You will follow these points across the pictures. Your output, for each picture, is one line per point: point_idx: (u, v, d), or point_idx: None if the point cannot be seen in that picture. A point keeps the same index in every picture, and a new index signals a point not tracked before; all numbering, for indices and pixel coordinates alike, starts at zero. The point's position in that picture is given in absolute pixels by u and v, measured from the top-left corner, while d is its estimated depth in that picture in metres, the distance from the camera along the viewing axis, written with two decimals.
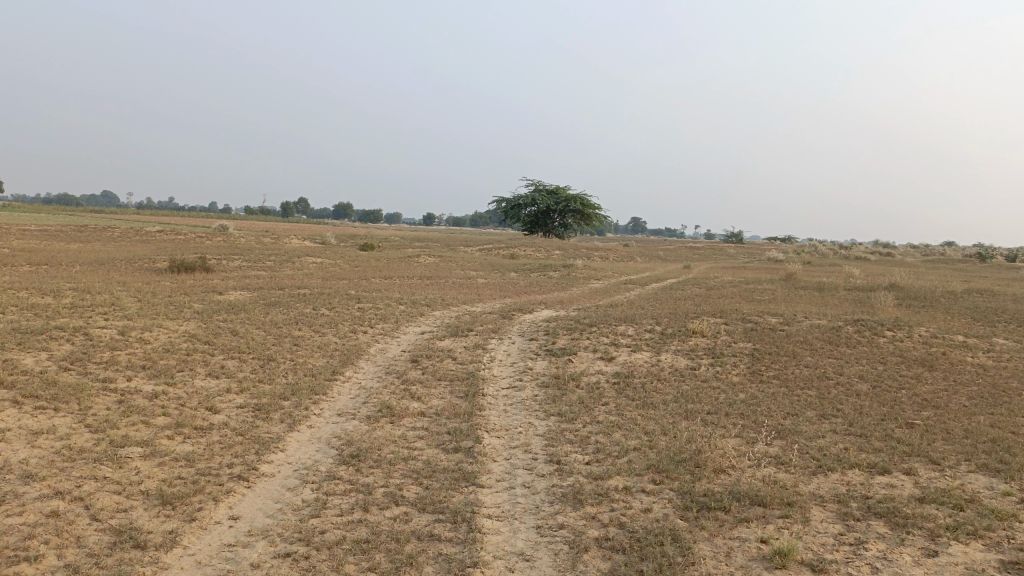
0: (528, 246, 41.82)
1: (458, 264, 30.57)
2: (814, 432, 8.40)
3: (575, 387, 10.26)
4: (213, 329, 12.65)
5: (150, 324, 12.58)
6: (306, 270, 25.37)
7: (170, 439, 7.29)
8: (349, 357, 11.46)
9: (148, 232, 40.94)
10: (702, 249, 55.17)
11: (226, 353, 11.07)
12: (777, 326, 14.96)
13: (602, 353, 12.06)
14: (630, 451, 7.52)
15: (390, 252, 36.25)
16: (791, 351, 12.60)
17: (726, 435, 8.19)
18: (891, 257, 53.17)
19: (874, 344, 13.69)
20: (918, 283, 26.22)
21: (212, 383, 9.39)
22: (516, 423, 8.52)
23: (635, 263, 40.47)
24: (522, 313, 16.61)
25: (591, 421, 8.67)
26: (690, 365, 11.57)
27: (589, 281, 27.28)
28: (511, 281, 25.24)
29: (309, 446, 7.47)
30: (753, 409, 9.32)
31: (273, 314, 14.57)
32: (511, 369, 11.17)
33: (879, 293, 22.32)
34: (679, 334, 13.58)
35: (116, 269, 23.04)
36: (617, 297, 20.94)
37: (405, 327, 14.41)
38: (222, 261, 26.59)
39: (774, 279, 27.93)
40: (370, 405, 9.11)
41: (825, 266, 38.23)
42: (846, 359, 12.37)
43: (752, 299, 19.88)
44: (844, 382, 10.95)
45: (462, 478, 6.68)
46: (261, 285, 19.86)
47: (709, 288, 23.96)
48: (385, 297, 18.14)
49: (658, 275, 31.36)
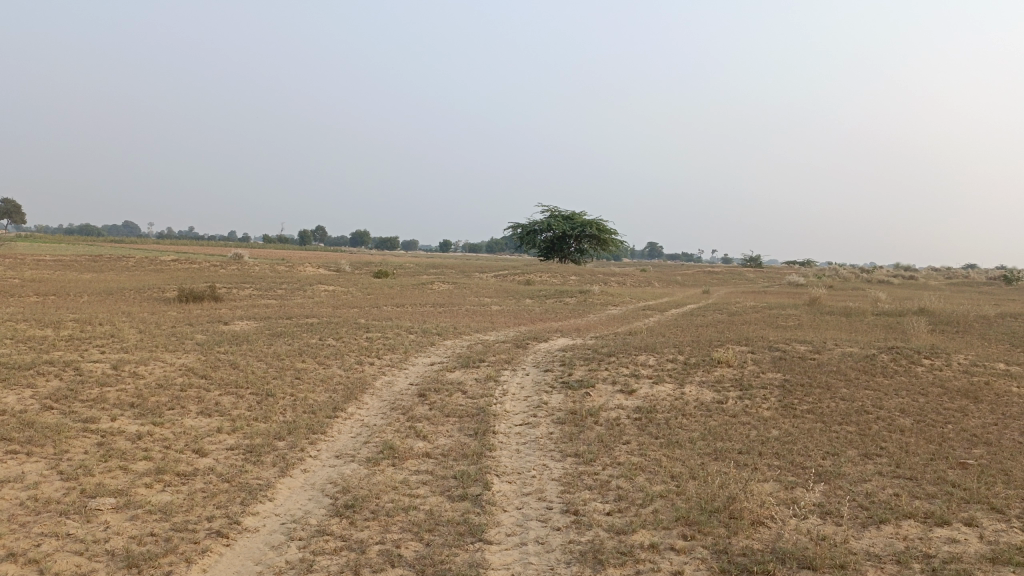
0: (545, 272, 41.20)
1: (472, 292, 29.96)
2: (858, 476, 7.62)
3: (593, 423, 9.53)
4: (212, 362, 12.05)
5: (146, 357, 12.00)
6: (318, 299, 24.82)
7: (148, 487, 6.65)
8: (352, 391, 10.79)
9: (162, 261, 40.69)
10: (720, 274, 54.27)
11: (222, 388, 10.43)
12: (807, 354, 14.14)
13: (622, 386, 11.31)
14: (655, 499, 6.77)
15: (404, 279, 35.71)
16: (824, 382, 11.78)
17: (762, 479, 7.42)
18: (915, 279, 52.01)
19: (913, 374, 12.83)
20: (949, 307, 25.28)
21: (203, 422, 8.75)
22: (529, 465, 7.79)
23: (654, 288, 39.63)
24: (537, 342, 15.91)
25: (612, 462, 7.93)
26: (716, 399, 10.80)
27: (606, 308, 26.58)
28: (526, 308, 24.59)
29: (300, 494, 6.79)
30: (789, 448, 8.54)
31: (277, 345, 13.97)
32: (525, 404, 10.45)
33: (910, 317, 21.39)
34: (703, 364, 12.81)
35: (124, 298, 22.61)
36: (637, 324, 20.16)
37: (414, 358, 13.75)
38: (232, 290, 26.16)
39: (798, 304, 27.03)
40: (371, 444, 8.42)
41: (848, 290, 37.21)
42: (884, 391, 11.53)
43: (778, 326, 19.04)
44: (885, 416, 10.14)
45: (468, 532, 5.96)
46: (269, 314, 19.30)
47: (731, 314, 23.14)
48: (395, 325, 17.51)
49: (678, 301, 30.51)
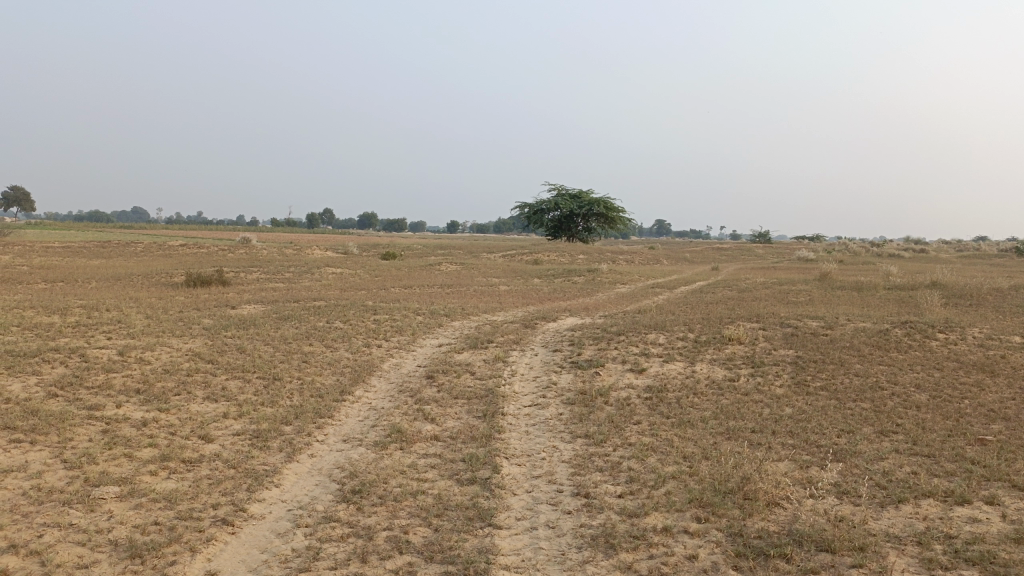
0: (553, 251, 41.00)
1: (480, 272, 29.79)
2: (875, 455, 7.46)
3: (604, 404, 9.39)
4: (218, 346, 11.96)
5: (153, 343, 11.92)
6: (325, 282, 24.71)
7: (152, 475, 6.56)
8: (359, 374, 10.68)
9: (170, 246, 40.65)
10: (729, 250, 53.94)
11: (228, 373, 10.35)
12: (819, 331, 13.95)
13: (632, 365, 11.16)
14: (668, 480, 6.64)
15: (412, 260, 35.57)
16: (838, 358, 11.60)
17: (776, 459, 7.28)
18: (926, 253, 51.55)
19: (928, 349, 12.63)
20: (963, 280, 24.98)
21: (209, 408, 8.66)
22: (539, 447, 7.67)
23: (663, 266, 39.41)
24: (545, 322, 15.77)
25: (623, 443, 7.80)
26: (728, 377, 10.65)
27: (615, 286, 26.40)
28: (534, 288, 24.44)
29: (306, 480, 6.69)
30: (803, 426, 8.39)
31: (283, 328, 13.87)
32: (534, 384, 10.33)
33: (922, 291, 21.14)
34: (713, 342, 12.65)
35: (132, 284, 22.55)
36: (646, 302, 19.97)
37: (422, 340, 13.64)
38: (240, 274, 26.10)
39: (809, 279, 26.77)
40: (379, 428, 8.32)
41: (859, 264, 36.88)
42: (899, 366, 11.35)
43: (789, 302, 18.83)
44: (900, 392, 9.98)
45: (477, 517, 5.86)
46: (276, 298, 19.21)
47: (741, 290, 22.91)
48: (402, 307, 17.38)
49: (687, 278, 30.26)
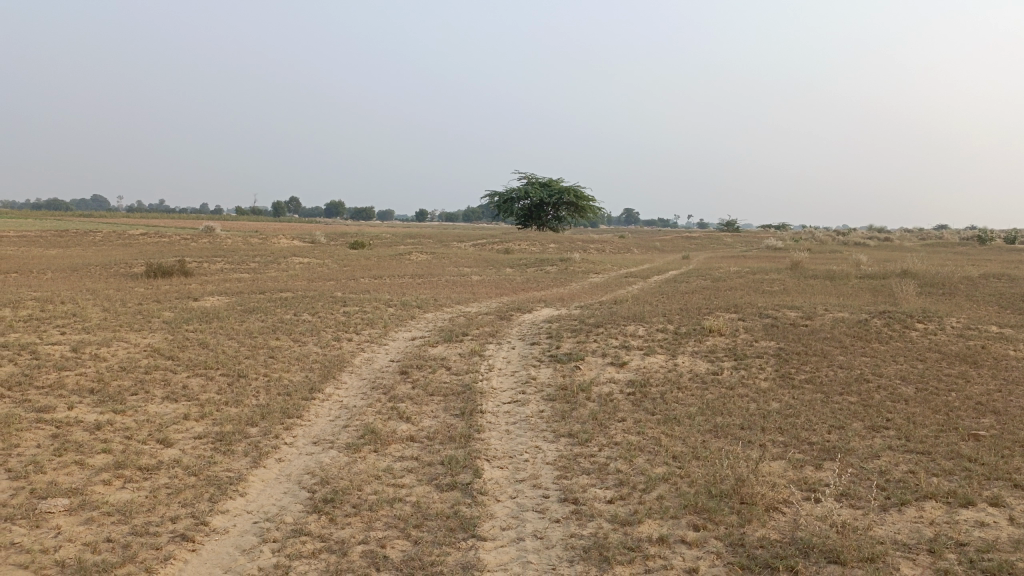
0: (524, 240, 40.63)
1: (450, 262, 29.31)
2: (869, 452, 7.22)
3: (586, 400, 9.04)
4: (180, 342, 11.38)
5: (109, 338, 11.30)
6: (292, 272, 24.04)
7: (105, 485, 6.05)
8: (329, 370, 10.20)
9: (131, 235, 39.46)
10: (698, 239, 54.02)
11: (190, 370, 9.81)
12: (798, 321, 13.76)
13: (612, 358, 10.83)
14: (658, 483, 6.30)
15: (381, 250, 34.91)
16: (820, 350, 11.39)
17: (769, 458, 6.98)
18: (892, 241, 51.97)
19: (908, 339, 12.49)
20: (933, 269, 25.08)
21: (169, 409, 8.13)
22: (521, 448, 7.29)
23: (634, 255, 39.21)
24: (520, 313, 15.38)
25: (608, 443, 7.45)
26: (711, 370, 10.36)
27: (588, 275, 26.11)
28: (506, 277, 24.05)
29: (274, 488, 6.24)
30: (793, 422, 8.13)
31: (249, 322, 13.31)
32: (512, 380, 9.94)
33: (895, 280, 21.12)
34: (694, 334, 12.37)
35: (89, 275, 21.72)
36: (620, 292, 19.67)
37: (394, 333, 13.17)
38: (203, 264, 25.33)
39: (781, 269, 26.69)
40: (351, 428, 7.88)
41: (827, 253, 36.98)
42: (882, 357, 11.17)
43: (765, 291, 18.66)
44: (886, 385, 9.77)
45: (460, 527, 5.47)
46: (241, 289, 18.56)
47: (716, 280, 22.73)
48: (373, 299, 16.87)
49: (659, 267, 30.06)
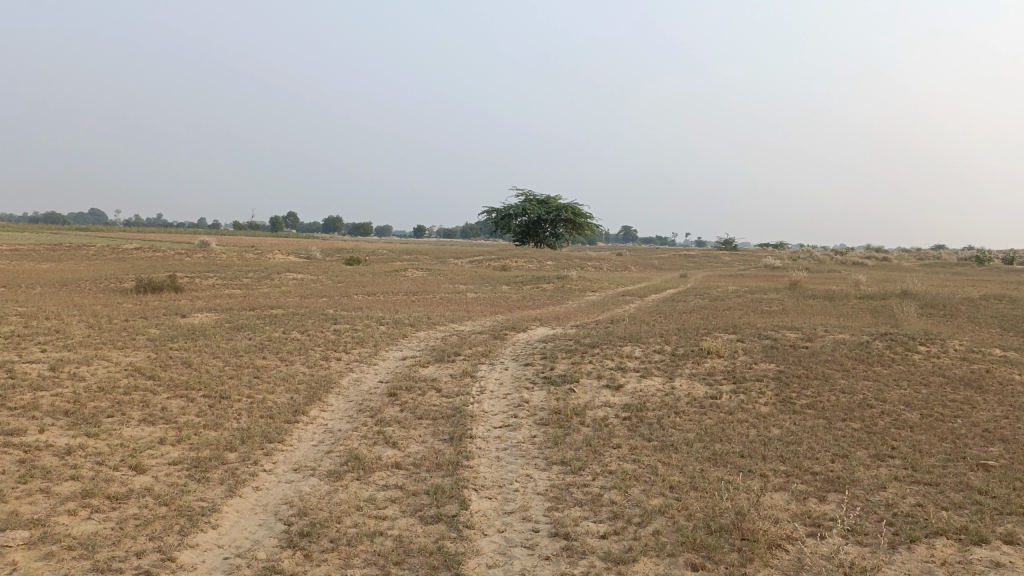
0: (521, 257, 40.37)
1: (446, 279, 29.01)
2: (874, 484, 6.90)
3: (580, 425, 8.72)
4: (163, 361, 11.05)
5: (90, 356, 10.97)
6: (285, 288, 23.72)
7: (70, 515, 5.71)
8: (315, 392, 9.88)
9: (124, 249, 39.13)
10: (696, 257, 53.81)
11: (171, 391, 9.47)
12: (798, 343, 13.45)
13: (608, 381, 10.51)
14: (654, 516, 5.98)
15: (377, 266, 34.62)
16: (822, 373, 11.08)
17: (770, 489, 6.67)
18: (890, 261, 51.73)
19: (911, 362, 12.18)
20: (934, 289, 24.83)
21: (145, 432, 7.80)
22: (511, 477, 6.96)
23: (632, 273, 38.97)
24: (515, 332, 15.07)
25: (603, 472, 7.13)
26: (709, 394, 10.05)
27: (584, 293, 25.83)
28: (502, 295, 23.76)
29: (248, 520, 5.91)
30: (795, 451, 7.81)
31: (236, 340, 12.98)
32: (504, 403, 9.62)
33: (896, 301, 20.85)
34: (692, 355, 12.06)
35: (78, 290, 21.40)
36: (617, 311, 19.36)
37: (385, 352, 12.85)
38: (195, 279, 25.02)
39: (779, 288, 26.41)
40: (334, 454, 7.54)
41: (826, 272, 36.73)
42: (885, 382, 10.86)
43: (764, 312, 18.37)
44: (890, 411, 9.46)
45: (443, 564, 5.14)
46: (231, 306, 18.24)
47: (714, 299, 22.44)
48: (365, 316, 16.55)
49: (657, 286, 29.78)
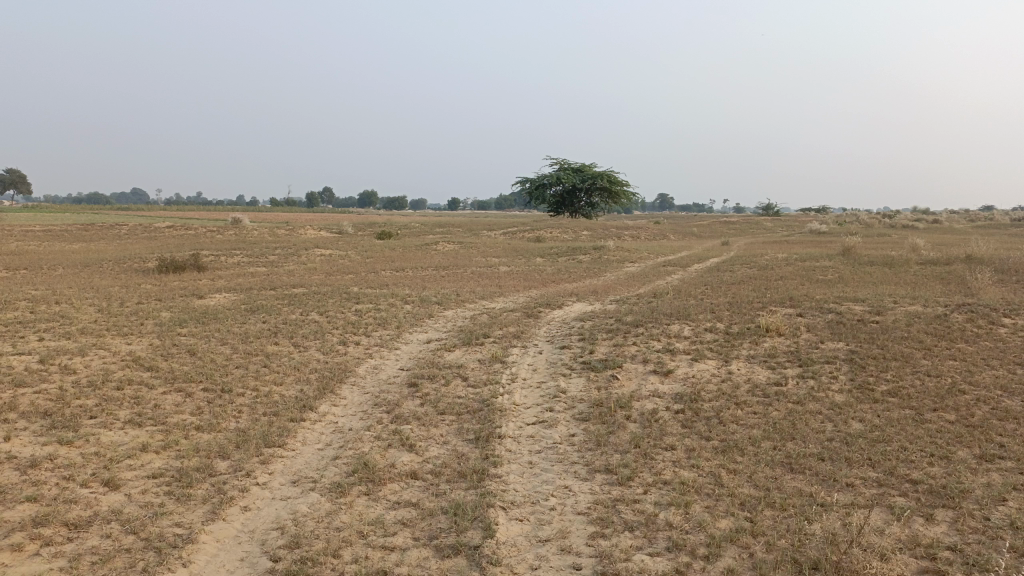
0: (555, 227, 39.02)
1: (479, 252, 27.89)
2: (990, 496, 5.62)
3: (625, 421, 7.56)
4: (165, 349, 10.11)
5: (86, 346, 10.06)
6: (311, 265, 22.80)
7: (15, 551, 4.75)
8: (328, 383, 8.84)
9: (155, 228, 38.61)
10: (736, 224, 51.72)
11: (167, 385, 8.51)
12: (866, 317, 12.04)
13: (655, 366, 9.31)
14: (724, 547, 4.82)
15: (408, 240, 33.51)
16: (899, 353, 9.72)
17: (864, 506, 5.45)
18: (943, 222, 49.02)
19: (998, 337, 10.73)
20: (1002, 253, 22.95)
21: (127, 438, 6.82)
22: (546, 491, 5.85)
23: (671, 242, 37.35)
24: (549, 309, 13.90)
25: (656, 483, 5.96)
26: (772, 380, 8.80)
27: (623, 265, 24.55)
28: (536, 268, 22.61)
29: (228, 554, 4.89)
30: (884, 452, 6.56)
31: (249, 323, 12.00)
32: (538, 394, 8.49)
33: (964, 267, 19.07)
34: (748, 334, 10.78)
35: (99, 271, 20.66)
36: (659, 284, 17.98)
37: (408, 334, 11.78)
38: (220, 257, 24.23)
39: (830, 255, 24.65)
40: (341, 461, 6.48)
41: (877, 237, 34.68)
42: (972, 362, 9.46)
43: (820, 282, 16.85)
44: (988, 398, 8.10)
45: None
46: (251, 285, 17.33)
47: (762, 268, 20.90)
48: (390, 294, 15.51)
49: (699, 255, 28.08)
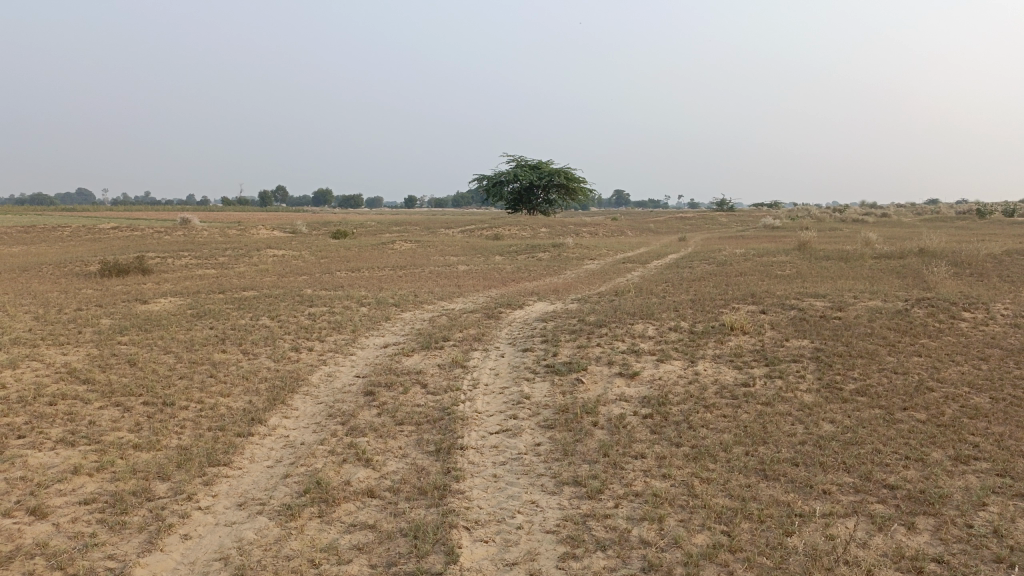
0: (514, 224, 38.70)
1: (437, 251, 27.43)
2: (970, 501, 5.44)
3: (592, 427, 7.26)
4: (104, 359, 9.51)
5: (18, 357, 9.41)
6: (263, 266, 22.13)
7: None
8: (279, 393, 8.38)
9: (100, 229, 37.26)
10: (691, 220, 52.06)
11: (105, 399, 7.96)
12: (829, 313, 11.95)
13: (620, 368, 9.04)
14: (703, 567, 4.55)
15: (364, 240, 32.86)
16: (865, 351, 9.60)
17: (843, 515, 5.23)
18: (893, 216, 50.02)
19: (960, 332, 10.69)
20: (954, 246, 23.28)
21: (57, 460, 6.30)
22: (513, 508, 5.51)
23: (629, 238, 37.32)
24: (510, 310, 13.55)
25: (627, 495, 5.67)
26: (740, 381, 8.59)
27: (582, 262, 24.34)
28: (495, 266, 22.28)
29: None
30: (858, 455, 6.37)
31: (195, 330, 11.42)
32: (501, 400, 8.15)
33: (918, 261, 19.26)
34: (712, 333, 10.58)
35: (38, 276, 19.69)
36: (620, 282, 17.77)
37: (364, 339, 11.33)
38: (167, 259, 23.38)
39: (787, 250, 24.77)
40: (292, 480, 6.06)
41: (831, 231, 35.08)
42: (937, 358, 9.38)
43: (780, 278, 16.81)
44: (957, 396, 7.98)
45: None
46: (199, 289, 16.64)
47: (721, 264, 20.87)
48: (345, 296, 15.01)
49: (657, 251, 27.98)
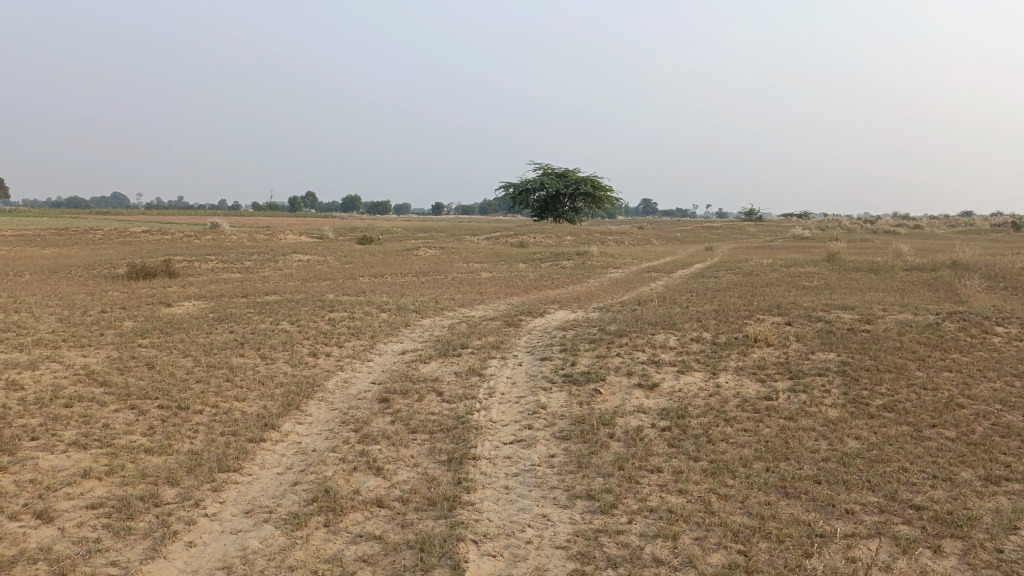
0: (539, 232, 38.58)
1: (461, 258, 27.38)
2: (1001, 525, 5.20)
3: (609, 439, 7.11)
4: (123, 362, 9.54)
5: (38, 359, 9.47)
6: (287, 271, 22.23)
7: None
8: (293, 399, 8.32)
9: (130, 232, 37.77)
10: (719, 229, 51.55)
11: (120, 402, 7.97)
12: (856, 326, 11.67)
13: (640, 379, 8.87)
14: None
15: (389, 246, 32.92)
16: (893, 365, 9.33)
17: (866, 537, 5.03)
18: (926, 228, 49.16)
19: (993, 347, 10.36)
20: (989, 259, 22.72)
21: (69, 462, 6.29)
22: (523, 521, 5.38)
23: (655, 247, 37.01)
24: (530, 318, 13.43)
25: (641, 510, 5.51)
26: (762, 394, 8.38)
27: (607, 270, 24.15)
28: (518, 274, 22.18)
29: None
30: (883, 473, 6.15)
31: (215, 334, 11.44)
32: (517, 410, 8.02)
33: (951, 274, 18.81)
34: (735, 344, 10.37)
35: (67, 278, 19.94)
36: (643, 291, 17.57)
37: (383, 345, 11.28)
38: (193, 263, 23.59)
39: (816, 261, 24.38)
40: (301, 488, 5.98)
41: (861, 242, 34.49)
42: (969, 374, 9.08)
43: (807, 289, 16.50)
44: (989, 413, 7.70)
45: None
46: (223, 292, 16.72)
47: (748, 274, 20.57)
48: (365, 302, 14.99)
49: (683, 261, 27.68)
